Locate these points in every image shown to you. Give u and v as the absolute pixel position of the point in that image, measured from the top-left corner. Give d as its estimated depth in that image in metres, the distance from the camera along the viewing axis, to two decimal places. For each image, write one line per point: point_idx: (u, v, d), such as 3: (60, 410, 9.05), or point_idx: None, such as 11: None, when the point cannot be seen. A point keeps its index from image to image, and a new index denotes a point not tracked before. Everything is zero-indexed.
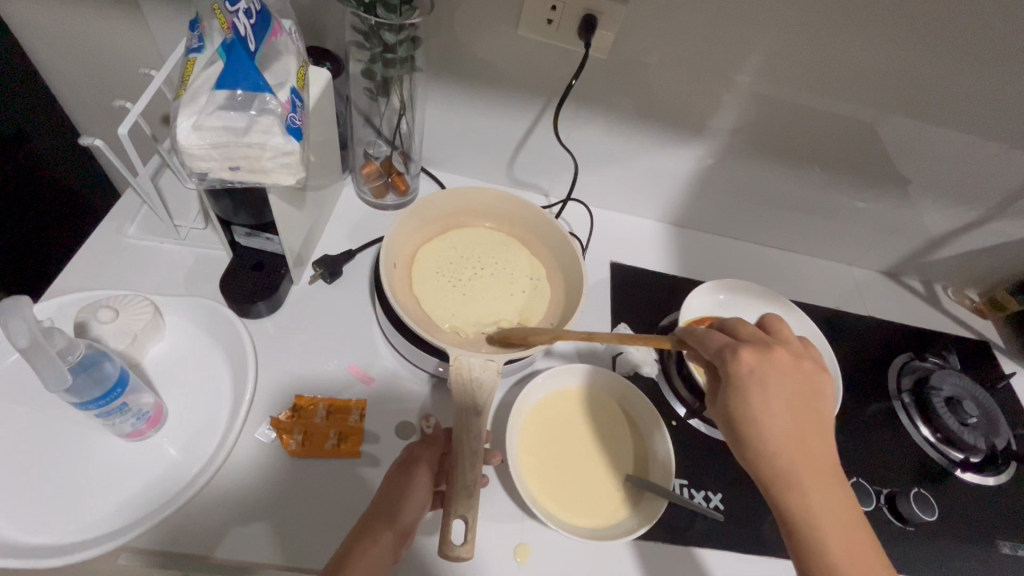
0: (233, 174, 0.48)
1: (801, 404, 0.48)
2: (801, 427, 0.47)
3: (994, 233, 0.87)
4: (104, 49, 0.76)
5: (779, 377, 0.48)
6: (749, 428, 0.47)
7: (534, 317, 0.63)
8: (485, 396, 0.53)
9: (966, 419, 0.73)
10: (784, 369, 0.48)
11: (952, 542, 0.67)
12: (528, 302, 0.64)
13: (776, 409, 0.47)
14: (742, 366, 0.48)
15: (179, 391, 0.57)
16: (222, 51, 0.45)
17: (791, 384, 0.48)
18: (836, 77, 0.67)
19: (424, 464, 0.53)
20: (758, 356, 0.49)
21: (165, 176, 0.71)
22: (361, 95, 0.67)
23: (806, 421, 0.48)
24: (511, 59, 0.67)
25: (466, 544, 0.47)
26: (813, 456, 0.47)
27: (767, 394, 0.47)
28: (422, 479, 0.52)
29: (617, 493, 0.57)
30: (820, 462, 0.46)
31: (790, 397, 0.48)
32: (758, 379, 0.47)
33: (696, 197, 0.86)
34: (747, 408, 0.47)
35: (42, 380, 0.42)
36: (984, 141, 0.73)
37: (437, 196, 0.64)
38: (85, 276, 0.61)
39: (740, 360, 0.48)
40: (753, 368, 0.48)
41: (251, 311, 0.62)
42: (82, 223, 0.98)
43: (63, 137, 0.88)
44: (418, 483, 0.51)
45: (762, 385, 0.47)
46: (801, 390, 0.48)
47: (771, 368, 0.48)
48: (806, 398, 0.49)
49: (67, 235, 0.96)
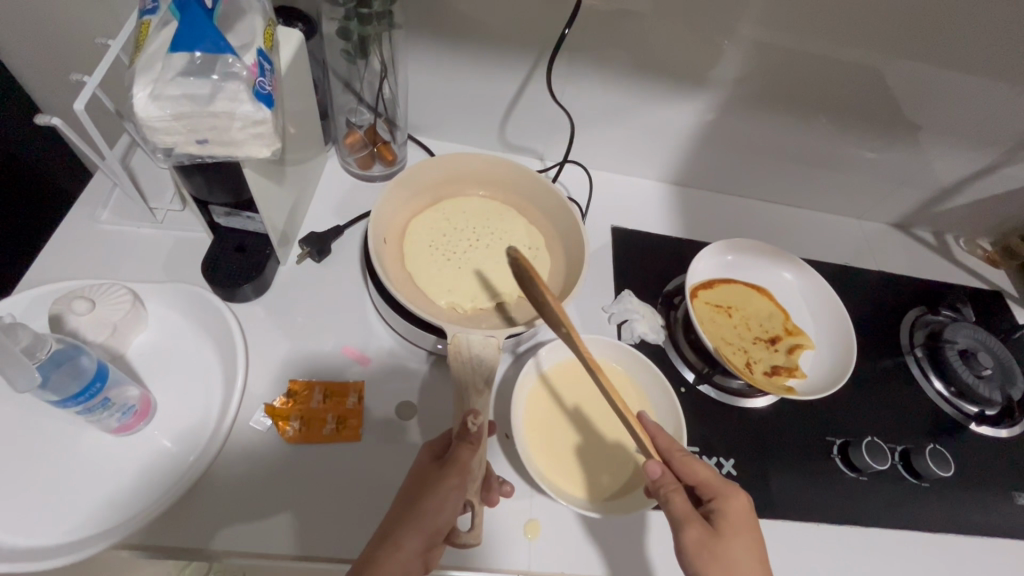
0: (201, 149, 0.44)
1: None
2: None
3: (1009, 178, 0.83)
4: (57, 21, 0.70)
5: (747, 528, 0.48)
6: None
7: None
8: (486, 375, 0.51)
9: (980, 371, 0.72)
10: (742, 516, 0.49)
11: (967, 496, 0.67)
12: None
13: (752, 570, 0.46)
14: (736, 505, 0.48)
15: (168, 381, 0.55)
16: (175, 8, 0.41)
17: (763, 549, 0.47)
18: (848, 14, 0.63)
19: (459, 464, 0.46)
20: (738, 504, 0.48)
21: (135, 154, 0.67)
22: (338, 58, 0.63)
23: None
24: (496, 10, 0.62)
25: (474, 530, 0.48)
26: None
27: (755, 549, 0.46)
28: (451, 482, 0.45)
29: (627, 463, 0.56)
30: None
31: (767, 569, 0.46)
32: (745, 527, 0.47)
33: (698, 155, 0.82)
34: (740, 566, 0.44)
35: (10, 381, 0.40)
36: (1004, 80, 0.69)
37: (427, 163, 0.60)
38: (59, 267, 0.58)
39: (729, 503, 0.48)
40: (744, 514, 0.48)
41: (237, 295, 0.59)
42: (54, 211, 0.94)
43: (25, 119, 0.83)
44: (449, 484, 0.45)
45: (749, 535, 0.46)
46: None
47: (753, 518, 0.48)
48: None
49: (39, 224, 0.92)
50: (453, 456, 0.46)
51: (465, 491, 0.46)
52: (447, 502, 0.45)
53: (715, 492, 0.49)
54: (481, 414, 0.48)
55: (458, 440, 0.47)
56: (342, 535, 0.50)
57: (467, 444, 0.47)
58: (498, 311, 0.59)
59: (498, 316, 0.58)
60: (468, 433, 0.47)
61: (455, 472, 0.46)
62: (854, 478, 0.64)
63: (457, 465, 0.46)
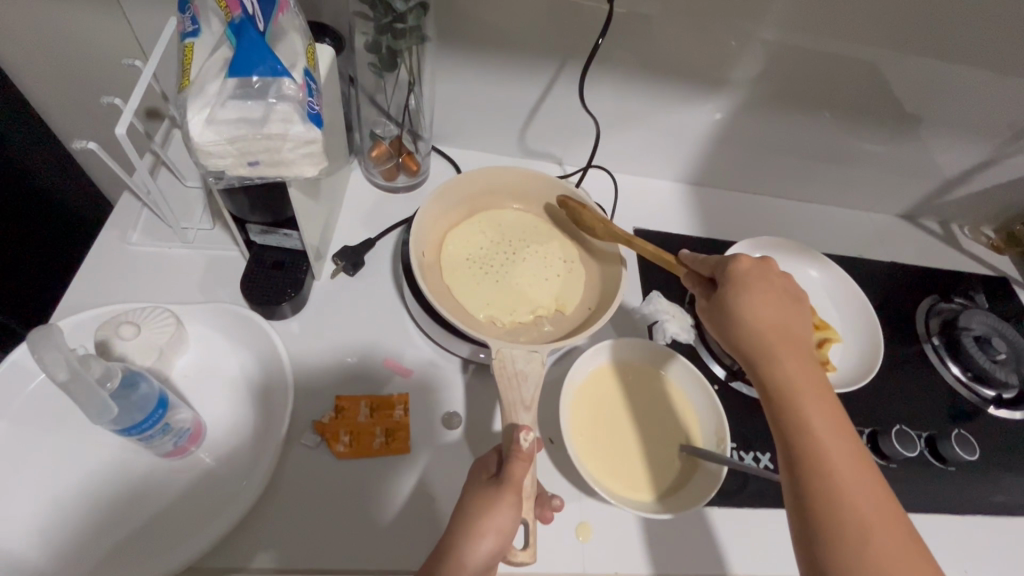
0: (252, 171, 0.44)
1: (790, 324, 0.50)
2: (797, 343, 0.49)
3: (1014, 168, 0.86)
4: (76, 44, 0.69)
5: (767, 285, 0.51)
6: (736, 327, 0.50)
7: (571, 302, 0.61)
8: (532, 390, 0.51)
9: (995, 355, 0.75)
10: (772, 278, 0.51)
11: (991, 478, 0.69)
12: (564, 286, 0.62)
13: (765, 321, 0.49)
14: (742, 268, 0.51)
15: (214, 402, 0.55)
16: (231, 34, 0.41)
17: (785, 297, 0.51)
18: (868, 15, 0.65)
19: (514, 483, 0.45)
20: (754, 265, 0.52)
21: (161, 173, 0.66)
22: (366, 71, 0.63)
23: (791, 338, 0.49)
24: (523, 22, 0.63)
25: (529, 547, 0.47)
26: (807, 373, 0.47)
27: (768, 296, 0.50)
28: (511, 499, 0.44)
29: (674, 463, 0.57)
30: (816, 391, 0.46)
31: (787, 313, 0.50)
32: (756, 282, 0.51)
33: (714, 155, 0.84)
34: (748, 316, 0.49)
35: (85, 410, 0.41)
36: (1014, 76, 0.71)
37: (464, 176, 0.61)
38: (95, 291, 0.58)
39: (735, 264, 0.52)
40: (753, 270, 0.51)
41: (276, 312, 0.59)
42: (78, 245, 0.93)
43: (49, 152, 0.83)
44: (504, 503, 0.44)
45: (757, 290, 0.50)
46: (785, 305, 0.50)
47: (765, 273, 0.51)
48: (792, 318, 0.50)
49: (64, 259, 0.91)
50: (506, 476, 0.45)
51: (519, 509, 0.45)
52: (503, 522, 0.44)
53: (723, 263, 0.53)
54: (531, 430, 0.48)
55: (510, 458, 0.46)
56: (400, 549, 0.51)
57: (520, 460, 0.46)
58: (536, 324, 0.60)
59: (537, 330, 0.59)
60: (519, 450, 0.47)
61: (509, 491, 0.45)
62: (884, 465, 0.67)
63: (512, 484, 0.45)
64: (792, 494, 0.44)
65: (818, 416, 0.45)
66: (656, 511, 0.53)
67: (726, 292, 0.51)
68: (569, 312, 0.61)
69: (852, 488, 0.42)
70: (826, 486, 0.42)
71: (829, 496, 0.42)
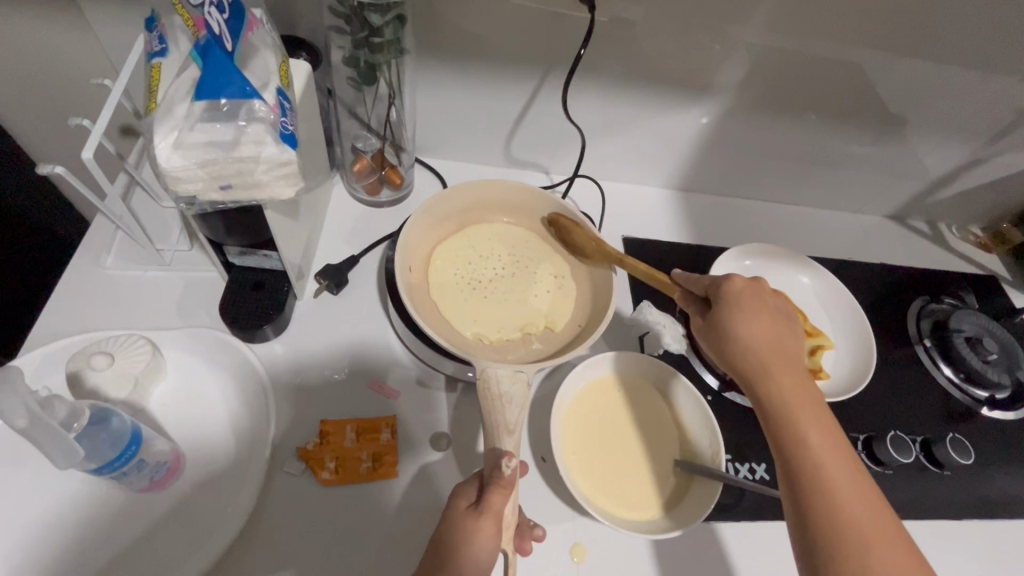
0: (224, 194, 0.42)
1: (786, 344, 0.49)
2: (794, 365, 0.48)
3: (1000, 167, 0.86)
4: (44, 64, 0.67)
5: (762, 304, 0.50)
6: (732, 348, 0.48)
7: (561, 318, 0.60)
8: (516, 412, 0.49)
9: (987, 356, 0.75)
10: (767, 297, 0.50)
11: (987, 480, 0.68)
12: (554, 302, 0.61)
13: (760, 342, 0.48)
14: (735, 287, 0.50)
15: (194, 431, 0.53)
16: (197, 54, 0.39)
17: (779, 318, 0.50)
18: (852, 18, 0.64)
19: (493, 513, 0.44)
20: (747, 284, 0.51)
21: (135, 194, 0.64)
22: (345, 85, 0.62)
23: (786, 359, 0.48)
24: (504, 31, 0.62)
25: None
26: (806, 395, 0.46)
27: (763, 318, 0.49)
28: (488, 531, 0.43)
29: (669, 478, 0.56)
30: (816, 414, 0.45)
31: (783, 333, 0.49)
32: (750, 301, 0.50)
33: (701, 161, 0.83)
34: (744, 337, 0.48)
35: (50, 455, 0.39)
36: (999, 75, 0.71)
37: (449, 191, 0.60)
38: (67, 318, 0.56)
39: (728, 283, 0.51)
40: (746, 290, 0.50)
41: (256, 336, 0.57)
42: (51, 267, 0.91)
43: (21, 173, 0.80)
44: (481, 534, 0.43)
45: (751, 310, 0.49)
46: (780, 325, 0.49)
47: (759, 293, 0.50)
48: (787, 338, 0.49)
49: (35, 282, 0.88)
50: (485, 505, 0.44)
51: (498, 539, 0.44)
52: (478, 552, 0.43)
53: (716, 283, 0.52)
54: (513, 456, 0.47)
55: (490, 486, 0.45)
56: None
57: (500, 489, 0.45)
58: (524, 341, 0.58)
59: (524, 348, 0.58)
60: (501, 478, 0.45)
61: (487, 521, 0.44)
62: (879, 471, 0.66)
63: (490, 514, 0.44)
64: (796, 521, 0.42)
65: (822, 443, 0.44)
66: (668, 529, 0.52)
67: (721, 312, 0.50)
68: (559, 329, 0.59)
69: (860, 516, 0.41)
70: (833, 516, 0.41)
71: (838, 527, 0.40)
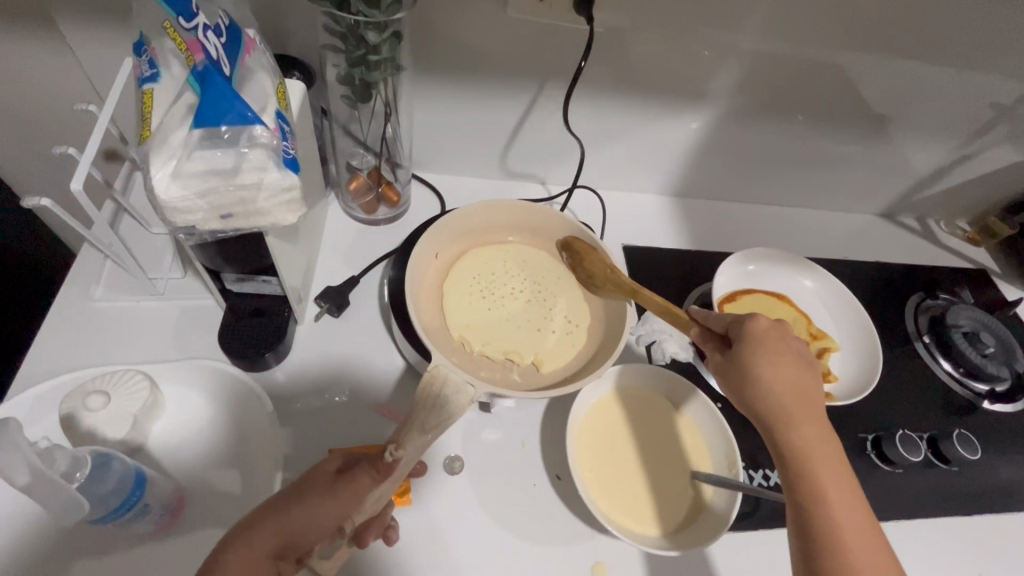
0: (225, 223, 0.41)
1: (809, 388, 0.47)
2: (815, 411, 0.46)
3: (986, 163, 0.87)
4: (23, 90, 0.65)
5: (785, 347, 0.48)
6: (751, 390, 0.47)
7: (552, 362, 0.58)
8: (442, 418, 0.47)
9: (985, 350, 0.76)
10: (791, 340, 0.49)
11: (993, 474, 0.69)
12: (553, 346, 0.59)
13: (783, 386, 0.46)
14: (759, 327, 0.49)
15: (195, 468, 0.51)
16: (193, 80, 0.38)
17: (804, 362, 0.48)
18: (843, 22, 0.65)
19: (353, 488, 0.43)
20: (772, 324, 0.49)
21: (124, 222, 0.62)
22: (338, 103, 0.60)
23: (809, 405, 0.46)
24: (501, 44, 0.61)
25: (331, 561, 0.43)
26: (826, 444, 0.45)
27: (787, 362, 0.47)
28: (337, 498, 0.43)
29: (687, 492, 0.55)
30: (836, 465, 0.44)
31: (808, 380, 0.47)
32: (773, 342, 0.48)
33: (697, 166, 0.83)
34: (766, 379, 0.46)
35: (53, 509, 0.39)
36: (985, 75, 0.72)
37: (472, 207, 0.61)
38: (58, 354, 0.53)
39: (752, 323, 0.49)
40: (771, 332, 0.49)
41: (259, 363, 0.55)
42: (36, 297, 0.87)
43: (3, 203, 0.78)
44: (330, 503, 0.42)
45: (775, 352, 0.48)
46: (803, 368, 0.48)
47: (783, 335, 0.49)
48: (810, 383, 0.47)
49: (21, 314, 0.85)
50: (351, 477, 0.44)
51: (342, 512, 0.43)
52: (319, 519, 0.42)
53: (738, 321, 0.50)
54: (403, 446, 0.46)
55: (368, 463, 0.45)
56: None
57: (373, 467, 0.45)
58: (506, 368, 0.57)
59: (504, 373, 0.57)
60: (381, 462, 0.45)
61: (344, 494, 0.43)
62: (889, 471, 0.66)
63: (351, 487, 0.43)
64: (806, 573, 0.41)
65: (840, 499, 0.42)
66: (673, 548, 0.51)
67: (743, 353, 0.48)
68: (545, 371, 0.57)
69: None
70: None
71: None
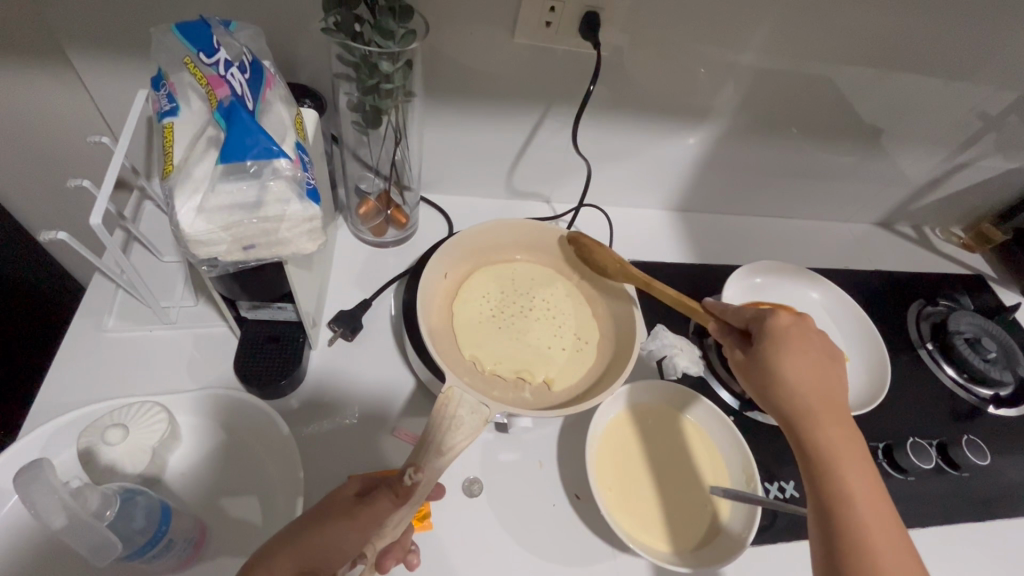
0: (247, 254, 0.41)
1: (832, 382, 0.48)
2: (837, 405, 0.47)
3: (979, 171, 0.89)
4: (33, 124, 0.65)
5: (807, 341, 0.49)
6: (772, 378, 0.48)
7: (563, 380, 0.58)
8: (460, 439, 0.47)
9: (987, 355, 0.77)
10: (814, 335, 0.49)
11: (1004, 478, 0.70)
12: (563, 364, 0.59)
13: (805, 376, 0.47)
14: (781, 322, 0.50)
15: (213, 500, 0.50)
16: (218, 116, 0.39)
17: (827, 358, 0.49)
18: (840, 39, 0.66)
19: (371, 513, 0.43)
20: (794, 319, 0.50)
21: (135, 250, 0.62)
22: (349, 129, 0.61)
23: (832, 397, 0.47)
24: (508, 68, 0.62)
25: None
26: (849, 437, 0.45)
27: (809, 355, 0.48)
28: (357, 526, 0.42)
29: (706, 508, 0.55)
30: (859, 458, 0.44)
31: (830, 374, 0.48)
32: (795, 337, 0.49)
33: (699, 181, 0.85)
34: (788, 370, 0.47)
35: (83, 551, 0.38)
36: (977, 87, 0.74)
37: (488, 225, 0.63)
38: (72, 387, 0.53)
39: (774, 318, 0.50)
40: (793, 327, 0.50)
41: (274, 391, 0.55)
42: (46, 331, 0.87)
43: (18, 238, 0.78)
44: (351, 525, 0.42)
45: (797, 345, 0.48)
46: (826, 363, 0.48)
47: (805, 331, 0.50)
48: (833, 378, 0.48)
49: (31, 347, 0.85)
50: (370, 499, 0.44)
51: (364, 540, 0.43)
52: (341, 543, 0.42)
53: (759, 316, 0.51)
54: (422, 471, 0.45)
55: (387, 486, 0.45)
56: None
57: (390, 493, 0.44)
58: (517, 387, 0.57)
59: (515, 392, 0.57)
60: (399, 485, 0.45)
61: (363, 516, 0.43)
62: (902, 479, 0.67)
63: (370, 511, 0.43)
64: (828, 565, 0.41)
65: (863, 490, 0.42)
66: (693, 566, 0.51)
67: (765, 344, 0.49)
68: (556, 390, 0.57)
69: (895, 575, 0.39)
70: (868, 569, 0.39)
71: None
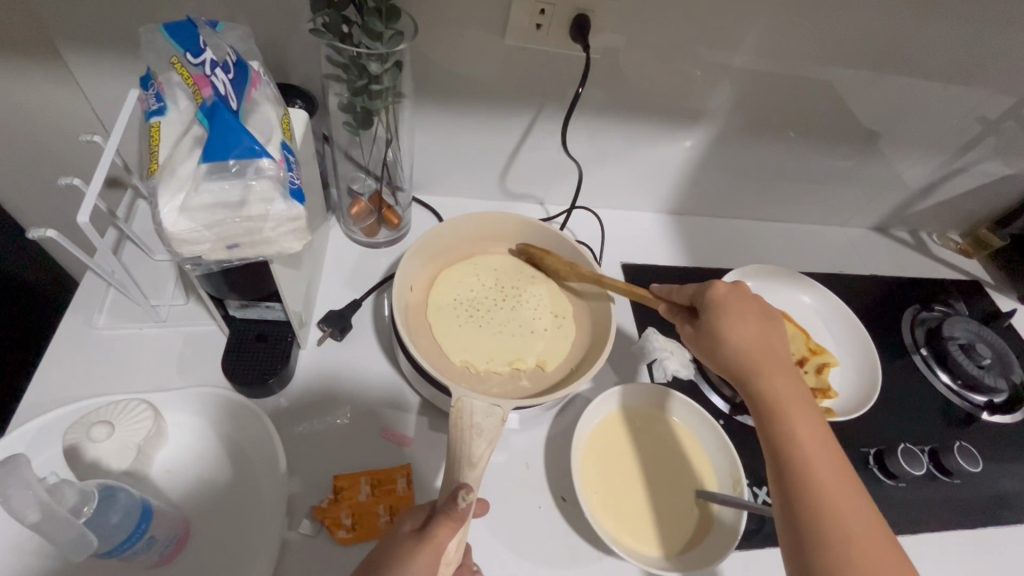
0: (230, 253, 0.41)
1: (772, 344, 0.50)
2: (781, 364, 0.49)
3: (974, 177, 0.89)
4: (26, 122, 0.65)
5: (744, 307, 0.51)
6: (718, 347, 0.50)
7: (554, 359, 0.60)
8: (482, 447, 0.47)
9: (981, 361, 0.76)
10: (750, 300, 0.52)
11: (996, 486, 0.69)
12: (550, 343, 0.61)
13: (745, 341, 0.49)
14: (719, 293, 0.51)
15: (199, 496, 0.50)
16: (202, 115, 0.39)
17: (766, 322, 0.51)
18: (833, 42, 0.66)
19: (434, 545, 0.40)
20: (730, 288, 0.52)
21: (126, 249, 0.63)
22: (341, 130, 0.61)
23: (774, 358, 0.49)
24: (500, 70, 0.63)
25: None
26: (794, 395, 0.47)
27: (745, 320, 0.50)
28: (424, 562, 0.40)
29: (694, 511, 0.55)
30: (805, 413, 0.46)
31: (769, 336, 0.50)
32: (733, 305, 0.51)
33: (693, 184, 0.85)
34: (730, 337, 0.49)
35: (65, 546, 0.39)
36: (971, 91, 0.74)
37: (467, 217, 0.63)
38: (61, 384, 0.53)
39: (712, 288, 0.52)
40: (731, 295, 0.51)
41: (262, 390, 0.55)
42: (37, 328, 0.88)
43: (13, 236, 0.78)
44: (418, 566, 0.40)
45: (736, 312, 0.50)
46: (764, 326, 0.50)
47: (742, 295, 0.51)
48: (773, 340, 0.50)
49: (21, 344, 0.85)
50: (429, 532, 0.41)
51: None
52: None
53: (700, 290, 0.53)
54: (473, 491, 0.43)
55: (441, 513, 0.42)
56: None
57: (448, 522, 0.41)
58: (514, 379, 0.58)
59: (512, 384, 0.57)
60: (454, 508, 0.42)
61: (427, 553, 0.40)
62: (893, 485, 0.66)
63: (431, 543, 0.40)
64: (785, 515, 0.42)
65: (811, 441, 0.44)
66: (681, 570, 0.51)
67: (707, 317, 0.51)
68: (550, 369, 0.59)
69: (848, 516, 0.41)
70: (823, 517, 0.41)
71: (829, 525, 0.41)
